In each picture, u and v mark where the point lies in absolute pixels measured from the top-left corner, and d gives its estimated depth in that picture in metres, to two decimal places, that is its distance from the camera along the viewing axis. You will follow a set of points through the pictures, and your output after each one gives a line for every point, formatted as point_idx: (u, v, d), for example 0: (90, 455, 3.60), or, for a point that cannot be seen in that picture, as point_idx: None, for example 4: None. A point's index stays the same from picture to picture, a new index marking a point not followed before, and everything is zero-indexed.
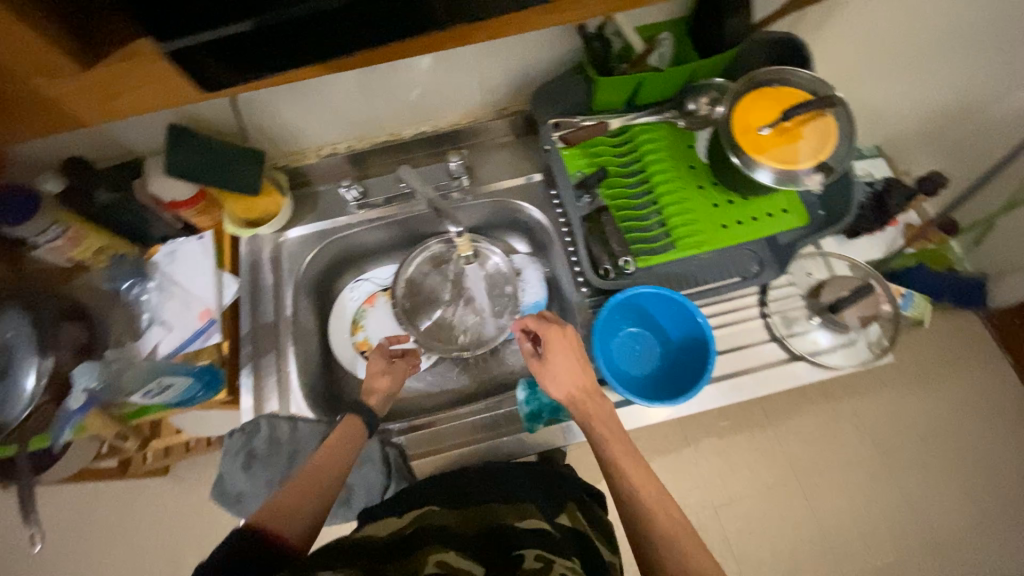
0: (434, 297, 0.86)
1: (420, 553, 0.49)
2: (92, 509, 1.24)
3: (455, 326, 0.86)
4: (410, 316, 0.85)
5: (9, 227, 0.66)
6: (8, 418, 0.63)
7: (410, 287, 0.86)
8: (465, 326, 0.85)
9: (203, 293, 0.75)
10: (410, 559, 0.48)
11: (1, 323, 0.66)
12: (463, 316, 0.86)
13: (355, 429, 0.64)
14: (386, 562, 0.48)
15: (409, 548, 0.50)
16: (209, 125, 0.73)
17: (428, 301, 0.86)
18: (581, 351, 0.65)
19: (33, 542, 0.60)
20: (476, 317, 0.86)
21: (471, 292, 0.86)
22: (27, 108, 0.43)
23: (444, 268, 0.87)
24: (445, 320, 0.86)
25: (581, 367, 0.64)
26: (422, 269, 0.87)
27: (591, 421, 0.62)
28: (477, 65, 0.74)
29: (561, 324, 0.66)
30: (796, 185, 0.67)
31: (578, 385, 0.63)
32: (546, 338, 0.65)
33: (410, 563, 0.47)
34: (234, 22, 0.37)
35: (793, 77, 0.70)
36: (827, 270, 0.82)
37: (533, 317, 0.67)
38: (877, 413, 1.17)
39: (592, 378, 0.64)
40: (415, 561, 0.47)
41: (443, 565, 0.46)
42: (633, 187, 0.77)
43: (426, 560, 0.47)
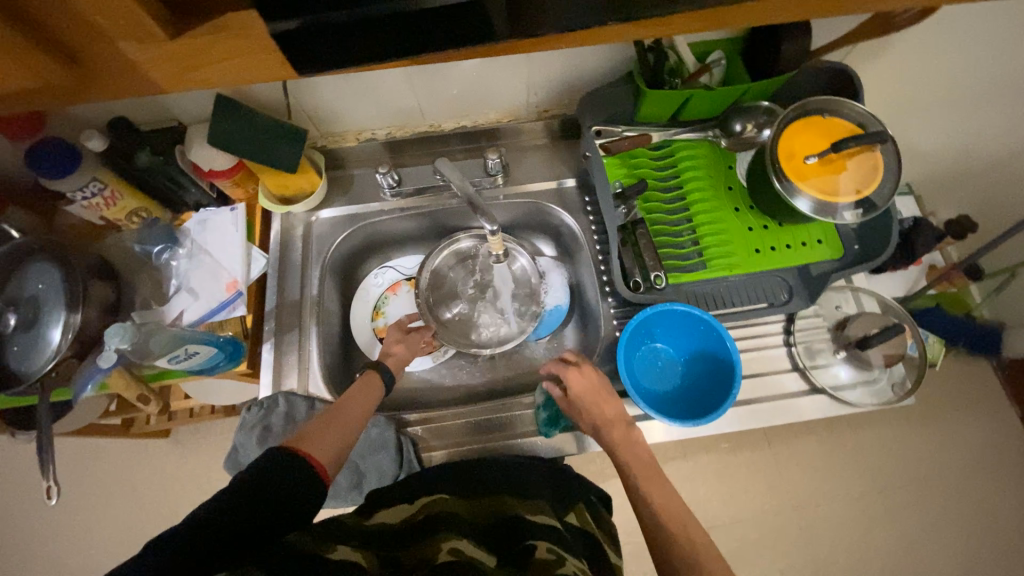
0: (457, 292, 0.87)
1: (432, 541, 0.51)
2: (92, 465, 1.25)
3: (473, 323, 0.85)
4: (431, 307, 0.85)
5: (52, 179, 0.67)
6: (32, 369, 0.62)
7: (434, 279, 0.86)
8: (483, 325, 0.85)
9: (231, 265, 0.75)
10: (422, 547, 0.50)
11: (32, 273, 0.66)
12: (483, 315, 0.86)
13: (377, 385, 0.66)
14: (399, 549, 0.50)
15: (421, 535, 0.52)
16: (254, 99, 0.73)
17: (451, 294, 0.86)
18: (606, 383, 0.67)
19: (48, 496, 0.61)
20: (495, 318, 0.85)
21: (494, 293, 0.86)
22: (102, 77, 0.41)
23: (469, 263, 0.88)
24: (465, 316, 0.86)
25: (606, 399, 0.66)
26: (449, 262, 0.87)
27: (618, 449, 0.63)
28: (528, 65, 0.74)
29: (580, 363, 0.68)
30: (834, 218, 0.66)
31: (604, 418, 0.65)
32: (571, 374, 0.67)
33: (423, 551, 0.50)
34: (323, 7, 0.37)
35: (843, 108, 0.69)
36: (857, 305, 0.81)
37: (554, 361, 0.69)
38: (883, 451, 1.16)
39: (618, 406, 0.66)
40: (427, 550, 0.49)
41: (455, 552, 0.49)
42: (670, 202, 0.76)
43: (439, 547, 0.49)
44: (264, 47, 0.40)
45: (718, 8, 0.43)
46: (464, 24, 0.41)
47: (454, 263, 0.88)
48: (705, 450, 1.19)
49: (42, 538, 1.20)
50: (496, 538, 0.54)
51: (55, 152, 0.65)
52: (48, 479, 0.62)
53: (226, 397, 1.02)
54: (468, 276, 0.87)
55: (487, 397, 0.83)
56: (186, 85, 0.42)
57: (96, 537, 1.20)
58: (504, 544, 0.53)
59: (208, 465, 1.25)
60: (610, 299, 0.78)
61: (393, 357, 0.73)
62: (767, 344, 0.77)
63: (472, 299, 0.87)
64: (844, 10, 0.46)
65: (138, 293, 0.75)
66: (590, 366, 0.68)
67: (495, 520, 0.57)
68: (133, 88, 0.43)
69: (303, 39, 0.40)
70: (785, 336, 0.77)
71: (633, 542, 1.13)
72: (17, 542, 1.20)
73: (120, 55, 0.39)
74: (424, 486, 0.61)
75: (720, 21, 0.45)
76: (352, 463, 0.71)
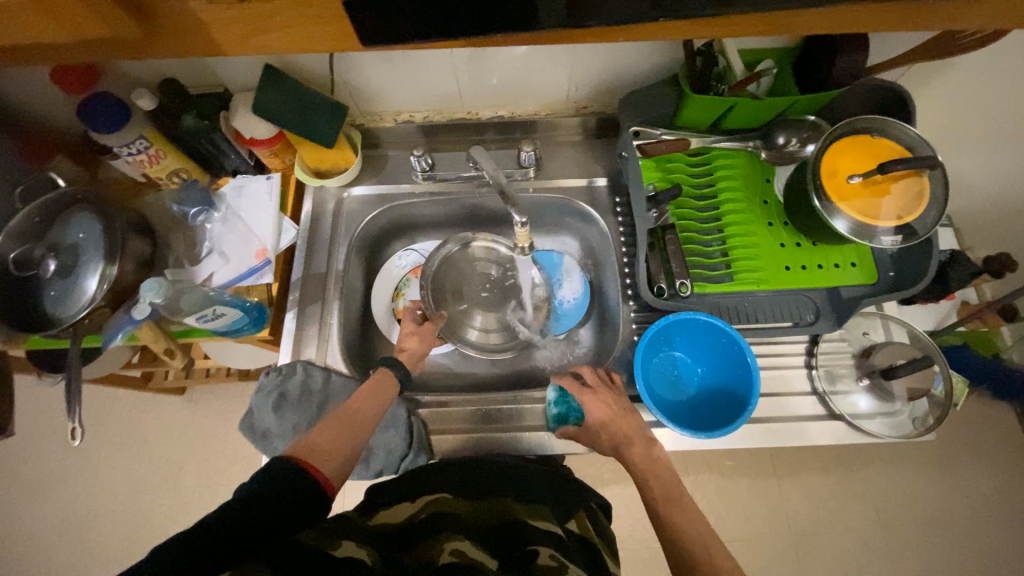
0: (466, 289, 0.87)
1: (435, 542, 0.52)
2: (109, 414, 1.30)
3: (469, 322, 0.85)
4: (436, 294, 0.84)
5: (101, 134, 0.69)
6: (68, 314, 0.65)
7: (441, 268, 0.86)
8: (479, 326, 0.85)
9: (262, 233, 0.77)
10: (422, 549, 0.51)
11: (75, 222, 0.69)
12: (483, 317, 0.86)
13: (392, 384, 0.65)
14: (400, 551, 0.52)
15: (424, 535, 0.54)
16: (299, 72, 0.74)
17: (453, 289, 0.86)
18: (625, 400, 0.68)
19: (73, 436, 0.63)
20: (497, 324, 0.86)
21: (501, 299, 0.87)
22: (163, 36, 0.41)
23: (476, 264, 0.88)
24: (463, 312, 0.85)
25: (624, 414, 0.67)
26: (456, 255, 0.87)
27: (637, 465, 0.63)
28: (571, 61, 0.73)
29: (592, 384, 0.69)
30: (870, 241, 0.64)
31: (623, 435, 0.65)
32: (595, 387, 0.69)
33: (425, 552, 0.51)
34: None
35: (894, 129, 0.67)
36: (885, 334, 0.79)
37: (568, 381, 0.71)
38: (893, 487, 1.13)
39: (635, 420, 0.66)
40: (428, 551, 0.51)
41: (457, 554, 0.50)
42: (702, 211, 0.75)
43: (443, 548, 0.51)
44: (327, 16, 0.40)
45: (784, 12, 0.42)
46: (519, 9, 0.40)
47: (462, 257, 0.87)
48: (708, 466, 1.18)
49: (56, 480, 1.25)
50: (498, 539, 0.55)
51: (108, 107, 0.68)
52: (74, 420, 0.64)
53: (242, 362, 1.04)
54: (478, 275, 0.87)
55: (498, 389, 0.83)
56: (248, 49, 0.43)
57: (106, 482, 1.25)
58: (503, 546, 0.53)
59: (218, 426, 1.29)
60: (631, 302, 0.77)
61: (407, 352, 0.73)
62: (786, 364, 0.76)
63: (476, 299, 0.87)
64: (915, 26, 0.45)
65: (172, 251, 0.77)
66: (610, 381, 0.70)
67: (496, 522, 0.58)
68: (194, 51, 0.43)
69: (361, 13, 0.39)
70: (807, 358, 0.76)
71: (626, 549, 1.12)
72: (31, 479, 1.25)
73: (188, 16, 0.39)
74: (424, 484, 0.63)
75: (785, 26, 0.44)
76: None
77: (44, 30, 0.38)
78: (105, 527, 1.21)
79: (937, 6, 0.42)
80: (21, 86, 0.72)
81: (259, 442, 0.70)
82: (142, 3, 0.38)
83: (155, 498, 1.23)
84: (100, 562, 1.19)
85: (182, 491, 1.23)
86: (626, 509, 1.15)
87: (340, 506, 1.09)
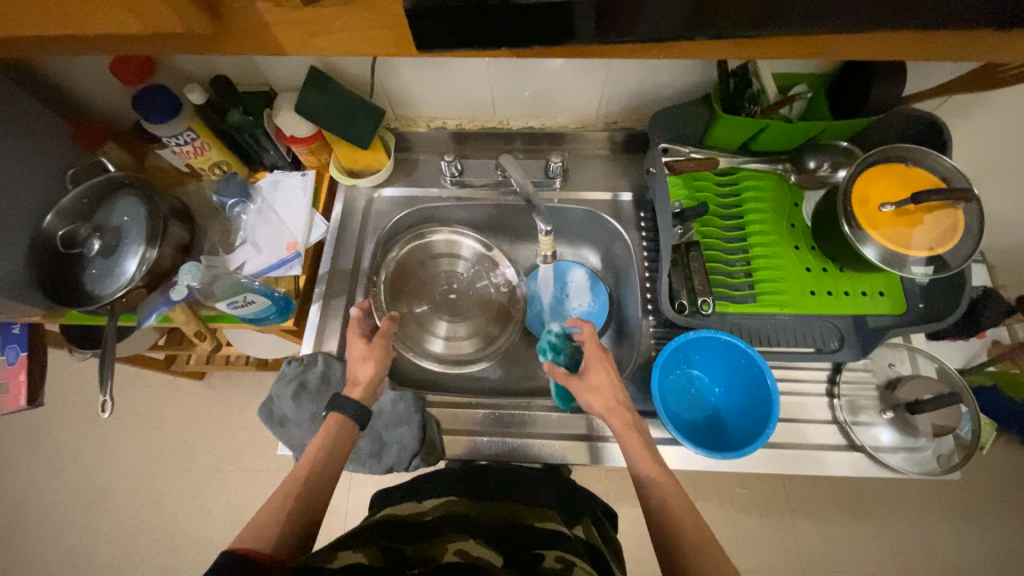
0: (430, 293, 0.85)
1: (439, 542, 0.53)
2: (131, 393, 1.34)
3: (435, 331, 0.83)
4: (393, 295, 0.82)
5: (153, 124, 0.72)
6: (107, 293, 0.68)
7: (399, 267, 0.84)
8: (442, 334, 0.83)
9: (294, 226, 0.79)
10: (426, 547, 0.52)
11: (121, 206, 0.72)
12: (449, 325, 0.84)
13: (348, 429, 0.62)
14: (401, 543, 0.53)
15: (428, 534, 0.54)
16: (342, 75, 0.77)
17: (416, 289, 0.85)
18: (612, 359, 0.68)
19: (102, 409, 0.65)
20: (462, 330, 0.84)
21: (466, 305, 0.85)
22: (226, 32, 0.44)
23: (455, 270, 0.86)
24: (427, 320, 0.84)
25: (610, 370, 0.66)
26: (415, 259, 0.85)
27: (622, 430, 0.61)
28: (604, 77, 0.75)
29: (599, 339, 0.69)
30: (901, 270, 0.63)
31: (616, 396, 0.64)
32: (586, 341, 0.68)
33: (429, 550, 0.51)
34: None
35: (929, 159, 0.66)
36: (912, 367, 0.77)
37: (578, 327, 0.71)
38: (911, 529, 1.09)
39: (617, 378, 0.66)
40: (432, 550, 0.51)
41: (461, 553, 0.50)
42: (727, 231, 0.75)
43: (447, 548, 0.51)
44: (384, 21, 0.42)
45: (824, 36, 0.43)
46: (563, 26, 0.41)
47: (423, 260, 0.86)
48: (718, 491, 1.15)
49: (76, 454, 1.29)
50: (504, 538, 0.55)
51: (161, 99, 0.71)
52: (105, 394, 0.66)
53: (262, 352, 1.07)
54: (443, 280, 0.86)
55: (511, 395, 0.83)
56: (307, 50, 0.45)
57: (123, 459, 1.28)
58: (511, 545, 0.53)
59: (233, 413, 1.32)
60: (650, 317, 0.77)
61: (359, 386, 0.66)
62: (807, 391, 0.74)
63: (442, 306, 0.85)
64: (956, 56, 0.45)
65: (208, 238, 0.80)
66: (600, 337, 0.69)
67: (505, 523, 0.58)
68: (255, 49, 0.46)
69: (415, 25, 0.42)
70: (828, 386, 0.74)
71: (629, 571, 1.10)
72: (53, 450, 1.29)
73: (255, 15, 0.42)
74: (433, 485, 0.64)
75: (823, 50, 0.45)
76: (375, 432, 0.72)
77: (121, 20, 0.41)
78: (119, 503, 1.24)
79: (983, 36, 0.42)
80: (84, 75, 0.77)
81: (276, 429, 0.71)
82: (214, 3, 0.41)
83: (167, 480, 1.26)
84: (110, 538, 1.22)
85: (194, 475, 1.26)
86: (631, 529, 1.13)
87: (345, 503, 1.10)
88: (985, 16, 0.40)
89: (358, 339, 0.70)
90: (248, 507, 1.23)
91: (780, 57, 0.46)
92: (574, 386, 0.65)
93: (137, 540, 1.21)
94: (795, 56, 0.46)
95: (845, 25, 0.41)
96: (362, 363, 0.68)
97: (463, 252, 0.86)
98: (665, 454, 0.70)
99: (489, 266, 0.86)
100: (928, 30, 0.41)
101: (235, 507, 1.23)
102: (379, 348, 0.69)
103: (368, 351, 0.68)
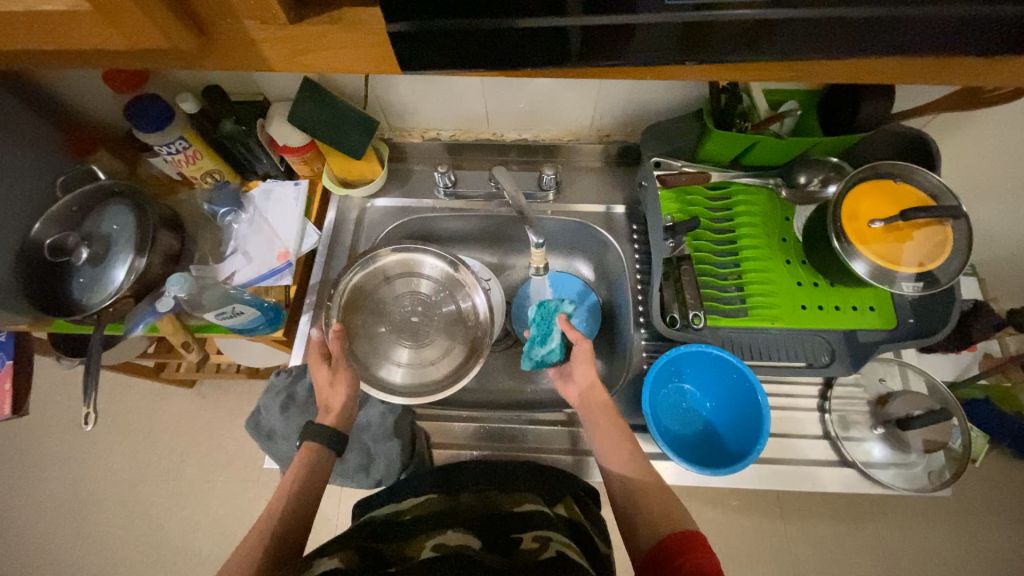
0: (391, 314, 0.80)
1: (417, 539, 0.52)
2: (121, 401, 1.32)
3: (389, 357, 0.77)
4: (347, 313, 0.77)
5: (145, 133, 0.72)
6: (95, 302, 0.67)
7: (357, 286, 0.78)
8: (399, 361, 0.77)
9: (286, 236, 0.79)
10: (404, 546, 0.51)
11: (110, 214, 0.72)
12: (407, 351, 0.77)
13: (323, 455, 0.62)
14: (378, 542, 0.52)
15: (407, 534, 0.53)
16: (336, 86, 0.77)
17: (374, 309, 0.79)
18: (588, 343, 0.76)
19: (87, 421, 0.64)
20: (421, 356, 0.78)
21: (430, 328, 0.79)
22: (214, 49, 0.44)
23: (420, 288, 0.81)
24: (381, 344, 0.77)
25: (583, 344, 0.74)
26: (371, 281, 0.79)
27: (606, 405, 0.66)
28: (597, 91, 0.75)
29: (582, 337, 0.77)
30: (891, 286, 0.63)
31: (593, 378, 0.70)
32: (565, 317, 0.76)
33: (406, 549, 0.51)
34: (438, 13, 0.38)
35: (916, 176, 0.67)
36: (903, 383, 0.77)
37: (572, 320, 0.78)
38: (907, 544, 1.08)
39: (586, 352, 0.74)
40: (409, 548, 0.50)
41: (438, 548, 0.49)
42: (719, 244, 0.75)
43: (424, 546, 0.50)
44: (370, 41, 0.42)
45: (808, 61, 0.43)
46: (552, 51, 0.42)
47: (381, 280, 0.80)
48: (713, 504, 1.14)
49: (63, 462, 1.27)
50: (486, 522, 0.55)
51: (154, 109, 0.71)
52: (89, 405, 0.65)
53: (253, 361, 1.06)
54: (402, 302, 0.80)
55: (503, 407, 0.83)
56: (295, 67, 0.45)
57: (110, 468, 1.26)
58: (490, 531, 0.53)
59: (224, 422, 1.30)
60: (643, 330, 0.77)
61: (335, 411, 0.65)
62: (799, 405, 0.74)
63: (402, 329, 0.79)
64: (938, 81, 0.46)
65: (199, 247, 0.80)
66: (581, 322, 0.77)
67: (484, 509, 0.57)
68: (243, 65, 0.45)
69: (406, 51, 0.42)
70: (819, 402, 0.74)
71: None
72: (39, 460, 1.27)
73: (242, 32, 0.42)
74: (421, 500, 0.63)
75: (806, 73, 0.45)
76: (362, 444, 0.71)
77: (106, 36, 0.41)
78: (104, 514, 1.22)
79: (965, 61, 0.43)
80: (76, 84, 0.77)
81: (264, 442, 0.70)
82: (201, 20, 0.41)
83: (155, 489, 1.24)
84: (95, 550, 1.20)
85: (183, 484, 1.24)
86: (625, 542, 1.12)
87: (335, 514, 1.08)
88: (966, 44, 0.40)
89: (320, 365, 0.67)
90: (238, 517, 1.21)
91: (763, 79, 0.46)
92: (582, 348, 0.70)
93: (124, 551, 1.19)
94: (779, 79, 0.46)
95: (827, 52, 0.41)
96: (333, 389, 0.66)
97: (430, 273, 0.81)
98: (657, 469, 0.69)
99: (459, 289, 0.80)
100: (909, 56, 0.42)
101: (224, 517, 1.21)
102: (345, 371, 0.67)
103: (333, 377, 0.66)
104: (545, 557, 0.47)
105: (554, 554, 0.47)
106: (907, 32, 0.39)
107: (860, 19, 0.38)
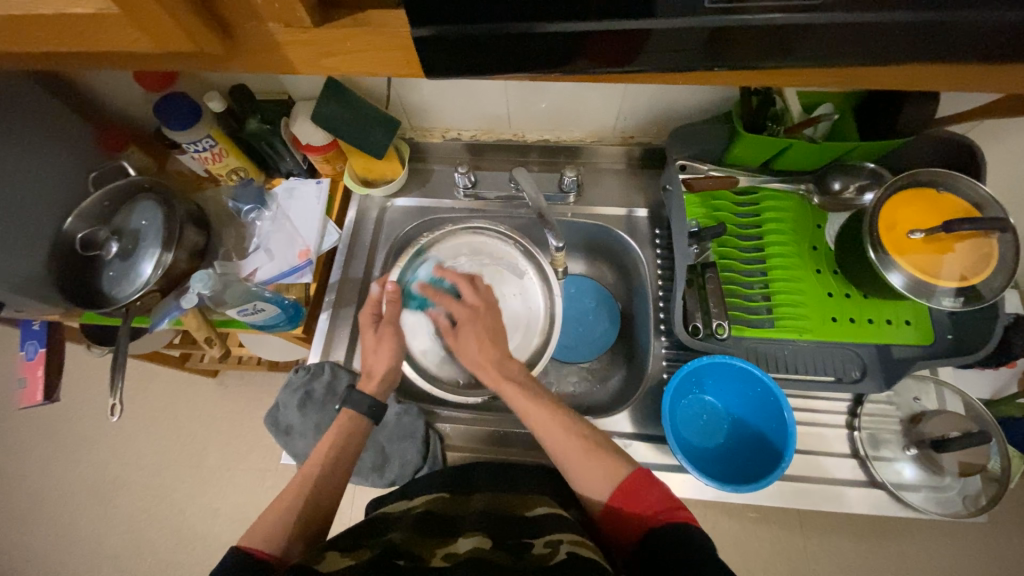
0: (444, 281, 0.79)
1: (428, 544, 0.51)
2: (147, 388, 1.36)
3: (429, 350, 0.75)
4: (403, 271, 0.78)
5: (174, 131, 0.73)
6: (125, 294, 0.69)
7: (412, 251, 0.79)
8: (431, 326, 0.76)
9: (307, 234, 0.79)
10: (414, 546, 0.50)
11: (139, 209, 0.74)
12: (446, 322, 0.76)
13: (362, 424, 0.64)
14: (386, 535, 0.52)
15: (419, 532, 0.53)
16: (359, 86, 0.78)
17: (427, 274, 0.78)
18: (495, 326, 0.67)
19: (112, 412, 0.66)
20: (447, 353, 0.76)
21: None
22: (239, 51, 0.44)
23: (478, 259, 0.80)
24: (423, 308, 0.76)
25: (491, 345, 0.65)
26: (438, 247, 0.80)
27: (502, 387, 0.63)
28: (621, 92, 0.74)
29: (469, 303, 0.68)
30: (929, 299, 0.60)
31: (483, 358, 0.65)
32: (458, 318, 0.67)
33: (418, 547, 0.50)
34: (465, 17, 0.37)
35: (962, 184, 0.63)
36: (939, 402, 0.73)
37: (445, 296, 0.69)
38: (932, 564, 1.03)
39: (503, 350, 0.66)
40: (421, 549, 0.50)
41: (449, 558, 0.48)
42: (745, 251, 0.73)
43: (433, 552, 0.49)
44: (393, 44, 0.42)
45: (845, 67, 0.41)
46: (577, 56, 0.40)
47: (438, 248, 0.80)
48: (730, 515, 1.11)
49: (92, 445, 1.32)
50: (496, 526, 0.54)
51: (182, 107, 0.73)
52: (116, 396, 0.67)
53: (273, 354, 1.08)
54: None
55: None
56: (319, 70, 0.45)
57: (136, 453, 1.30)
58: (502, 534, 0.53)
59: (244, 413, 1.33)
60: (663, 338, 0.76)
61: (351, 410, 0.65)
62: (825, 421, 0.71)
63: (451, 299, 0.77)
64: (985, 86, 0.43)
65: (223, 244, 0.81)
66: (485, 308, 0.68)
67: (491, 512, 0.57)
68: (267, 67, 0.46)
69: (431, 59, 0.41)
70: (849, 418, 0.71)
71: None
72: (70, 442, 1.32)
73: (266, 34, 0.42)
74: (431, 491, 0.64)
75: (844, 79, 0.43)
76: (377, 444, 0.72)
77: (135, 39, 0.42)
78: (131, 495, 1.27)
79: (1020, 70, 0.40)
80: (109, 80, 0.78)
81: (281, 438, 0.72)
82: (227, 22, 0.41)
83: (178, 475, 1.28)
84: (120, 530, 1.24)
85: (203, 472, 1.27)
86: None
87: (348, 507, 1.10)
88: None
89: (370, 328, 0.69)
90: (256, 505, 1.23)
91: (789, 84, 0.45)
92: (459, 336, 0.67)
93: (147, 533, 1.23)
94: (802, 84, 0.45)
95: (877, 59, 0.39)
96: (376, 355, 0.67)
97: (467, 245, 0.81)
98: (676, 483, 0.68)
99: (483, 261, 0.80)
100: (962, 64, 0.40)
101: (241, 506, 1.23)
102: (389, 339, 0.67)
103: (378, 343, 0.67)
104: (553, 562, 0.46)
105: (564, 558, 0.46)
106: (966, 40, 0.37)
107: (919, 23, 0.36)
